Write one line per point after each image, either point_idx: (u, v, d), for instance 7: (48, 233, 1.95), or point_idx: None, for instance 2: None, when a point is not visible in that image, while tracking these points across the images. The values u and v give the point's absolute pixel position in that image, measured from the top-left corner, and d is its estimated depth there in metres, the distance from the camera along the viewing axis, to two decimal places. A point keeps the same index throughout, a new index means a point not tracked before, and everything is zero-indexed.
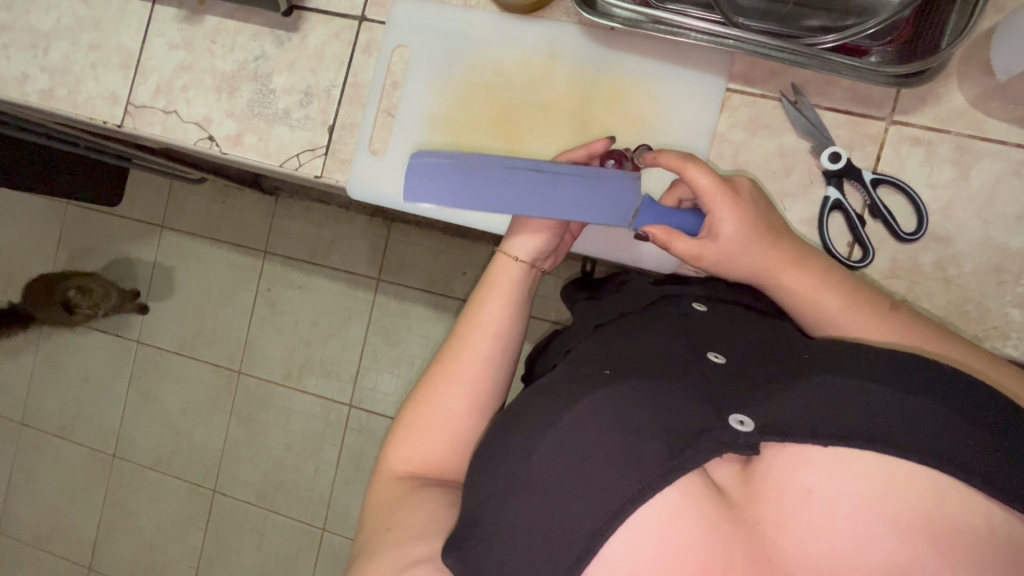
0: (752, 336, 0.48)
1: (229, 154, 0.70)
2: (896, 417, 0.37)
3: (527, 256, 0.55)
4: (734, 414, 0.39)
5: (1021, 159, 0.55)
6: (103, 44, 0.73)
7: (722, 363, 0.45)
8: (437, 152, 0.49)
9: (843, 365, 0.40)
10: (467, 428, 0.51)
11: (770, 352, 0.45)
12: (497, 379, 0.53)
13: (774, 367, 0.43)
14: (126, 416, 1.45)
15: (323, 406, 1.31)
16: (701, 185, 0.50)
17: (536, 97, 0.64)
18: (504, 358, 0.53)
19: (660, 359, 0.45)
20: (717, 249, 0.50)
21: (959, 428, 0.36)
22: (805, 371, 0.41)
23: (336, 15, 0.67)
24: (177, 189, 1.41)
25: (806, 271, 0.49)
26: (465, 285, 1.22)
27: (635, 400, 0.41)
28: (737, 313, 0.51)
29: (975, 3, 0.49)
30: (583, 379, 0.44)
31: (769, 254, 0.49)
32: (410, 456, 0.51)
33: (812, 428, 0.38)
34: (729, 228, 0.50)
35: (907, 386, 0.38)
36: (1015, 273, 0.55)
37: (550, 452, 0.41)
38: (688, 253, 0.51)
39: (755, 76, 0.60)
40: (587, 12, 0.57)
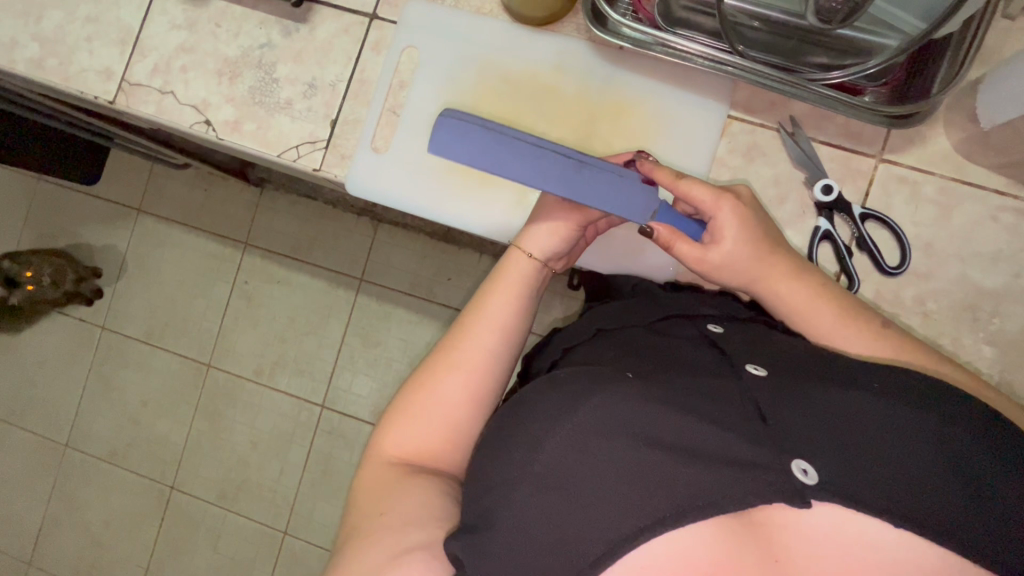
0: (775, 345, 0.47)
1: (226, 140, 0.69)
2: (903, 431, 0.39)
3: (541, 253, 0.55)
4: (798, 461, 0.39)
5: (998, 204, 0.58)
6: (101, 18, 0.71)
7: (763, 375, 0.44)
8: (467, 115, 0.45)
9: (854, 379, 0.43)
10: (463, 417, 0.50)
11: (800, 363, 0.45)
12: (500, 373, 0.52)
13: (813, 380, 0.43)
14: (83, 404, 1.38)
15: (294, 405, 1.28)
16: (700, 195, 0.53)
17: (541, 108, 0.65)
18: (508, 352, 0.53)
19: (693, 367, 0.45)
20: (721, 257, 0.52)
21: (965, 442, 0.39)
22: (837, 384, 0.42)
23: (346, 11, 0.67)
24: (159, 173, 1.37)
25: (831, 304, 0.50)
26: (449, 291, 1.21)
27: (651, 403, 0.41)
28: (756, 330, 0.50)
29: (964, 54, 0.52)
30: (607, 376, 0.44)
31: (768, 266, 0.51)
32: (402, 441, 0.50)
33: (812, 438, 0.39)
34: (732, 234, 0.52)
35: (921, 404, 0.41)
36: (988, 312, 0.58)
37: (563, 443, 0.41)
38: (695, 260, 0.53)
39: (755, 106, 0.62)
40: (598, 28, 0.58)
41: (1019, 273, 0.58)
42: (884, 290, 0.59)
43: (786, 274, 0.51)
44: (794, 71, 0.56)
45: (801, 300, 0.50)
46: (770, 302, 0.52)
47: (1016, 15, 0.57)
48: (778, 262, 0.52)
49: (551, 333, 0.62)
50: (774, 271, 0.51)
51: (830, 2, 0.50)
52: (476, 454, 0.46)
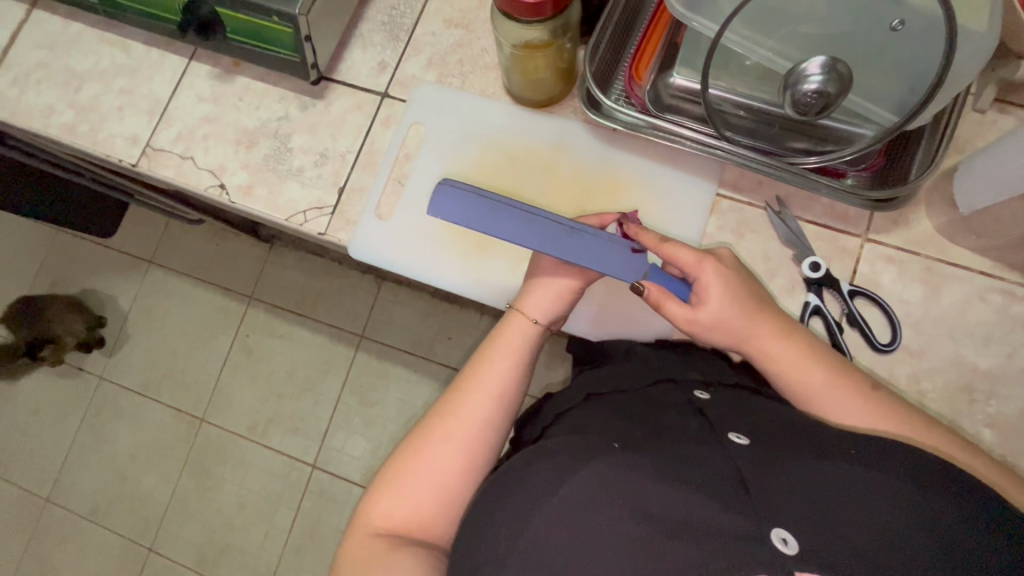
0: (758, 412, 0.47)
1: (238, 203, 0.72)
2: (885, 501, 0.38)
3: (544, 317, 0.56)
4: (776, 529, 0.38)
5: (984, 285, 0.59)
6: (134, 90, 0.77)
7: (746, 444, 0.43)
8: (465, 183, 0.47)
9: (835, 448, 0.42)
10: (456, 488, 0.50)
11: (783, 431, 0.44)
12: (495, 440, 0.52)
13: (793, 447, 0.42)
14: (70, 456, 1.36)
15: (284, 464, 1.25)
16: (685, 257, 0.53)
17: (539, 181, 0.68)
18: (505, 418, 0.52)
19: (680, 435, 0.44)
20: (710, 317, 0.52)
21: (947, 511, 0.38)
22: (817, 452, 0.42)
23: (360, 89, 0.73)
24: (173, 227, 1.41)
25: (822, 370, 0.50)
26: (448, 351, 1.23)
27: (635, 473, 0.41)
28: (744, 398, 0.50)
29: (938, 145, 0.56)
30: (591, 445, 0.44)
31: (756, 324, 0.52)
32: (393, 512, 0.49)
33: (793, 506, 0.38)
34: (718, 294, 0.52)
35: (903, 474, 0.40)
36: (984, 393, 0.57)
37: (546, 516, 0.41)
38: (685, 319, 0.53)
39: (743, 185, 0.64)
40: (593, 112, 0.62)
41: (1012, 354, 0.58)
42: (877, 367, 0.58)
43: (775, 331, 0.52)
44: (777, 155, 0.58)
45: (793, 365, 0.50)
46: (762, 364, 0.52)
47: (986, 109, 0.61)
48: (766, 327, 0.52)
49: (544, 398, 0.61)
50: (757, 333, 0.52)
51: (806, 96, 0.52)
52: (462, 530, 0.45)
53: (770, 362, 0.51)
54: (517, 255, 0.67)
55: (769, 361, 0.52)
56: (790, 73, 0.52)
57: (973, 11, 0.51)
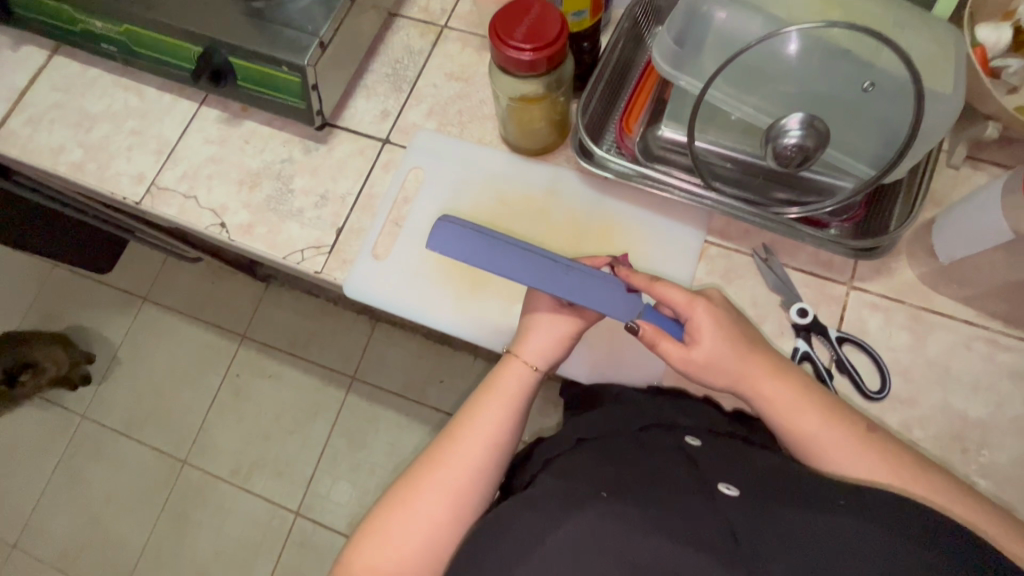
0: (748, 462, 0.47)
1: (237, 241, 0.73)
2: (879, 556, 0.37)
3: (543, 363, 0.55)
4: None
5: (968, 333, 0.60)
6: (144, 131, 0.80)
7: (735, 495, 0.42)
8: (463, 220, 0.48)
9: (825, 501, 0.41)
10: (442, 538, 0.48)
11: (774, 482, 0.44)
12: (486, 490, 0.51)
13: (784, 499, 0.42)
14: (43, 499, 1.30)
15: (266, 511, 1.21)
16: (676, 297, 0.54)
17: (533, 225, 0.70)
18: (496, 468, 0.51)
19: (669, 484, 0.44)
20: (704, 357, 0.53)
21: (940, 565, 0.37)
22: (807, 504, 0.41)
23: (363, 135, 0.76)
24: (169, 264, 1.41)
25: (814, 412, 0.50)
26: (440, 394, 1.22)
27: (623, 524, 0.40)
28: (734, 446, 0.49)
29: (915, 198, 0.58)
30: (579, 495, 0.43)
31: (748, 364, 0.52)
32: (377, 564, 0.47)
33: (784, 562, 0.38)
34: (710, 333, 0.53)
35: (896, 527, 0.39)
36: (976, 442, 0.57)
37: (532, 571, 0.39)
38: (678, 359, 0.53)
39: (730, 233, 0.66)
40: (585, 160, 0.65)
41: (1001, 404, 0.58)
42: (868, 415, 0.58)
43: (768, 372, 0.52)
44: (761, 205, 0.61)
45: (785, 407, 0.51)
46: (753, 403, 0.53)
47: (959, 165, 0.64)
48: (756, 368, 0.52)
49: (535, 443, 0.60)
50: (750, 375, 0.52)
51: (786, 150, 0.55)
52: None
53: (762, 402, 0.52)
54: (510, 297, 0.68)
55: (760, 402, 0.52)
56: (772, 126, 0.55)
57: (938, 76, 0.54)
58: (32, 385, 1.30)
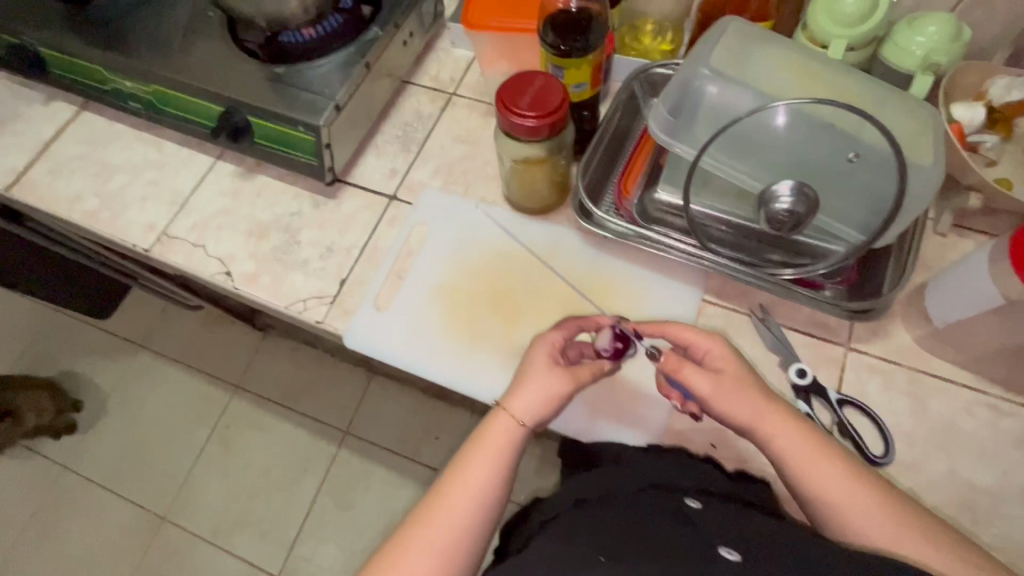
0: (753, 525, 0.45)
1: (241, 290, 0.74)
2: None
3: (530, 421, 0.53)
4: None
5: (968, 398, 0.60)
6: (160, 183, 0.83)
7: (737, 560, 0.41)
8: None
9: (834, 569, 0.40)
10: None
11: (780, 548, 0.42)
12: (478, 552, 0.49)
13: (792, 566, 0.40)
14: (11, 556, 1.23)
15: (246, 574, 1.14)
16: (693, 336, 0.54)
17: (533, 281, 0.71)
18: (485, 529, 0.49)
19: (670, 547, 0.42)
20: (728, 388, 0.51)
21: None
22: (815, 572, 0.39)
23: (371, 191, 0.79)
24: (170, 311, 1.42)
25: (838, 464, 0.48)
26: (435, 451, 1.18)
27: None
28: (735, 510, 0.48)
29: (906, 263, 0.60)
30: (576, 560, 0.41)
31: (772, 406, 0.51)
32: None
33: None
34: (732, 366, 0.52)
35: None
36: (986, 512, 0.55)
37: None
38: (700, 387, 0.52)
39: (726, 293, 0.67)
40: (585, 220, 0.67)
41: (1008, 472, 0.57)
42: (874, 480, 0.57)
43: (790, 417, 0.50)
44: (757, 266, 0.62)
45: (807, 456, 0.48)
46: (770, 450, 0.50)
47: (947, 232, 0.66)
48: (779, 411, 0.51)
49: (532, 504, 0.58)
50: (776, 414, 0.50)
51: (779, 215, 0.57)
52: None
53: (781, 448, 0.50)
54: (509, 351, 0.68)
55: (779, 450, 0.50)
56: (763, 191, 0.58)
57: (919, 149, 0.58)
58: (12, 432, 1.26)
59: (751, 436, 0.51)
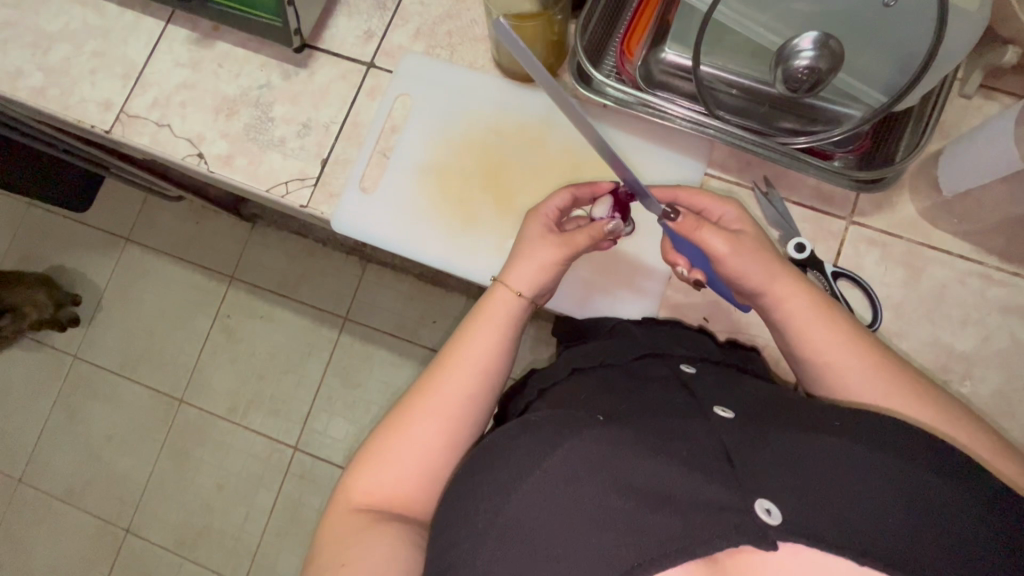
0: (741, 391, 0.47)
1: (217, 173, 0.70)
2: (864, 471, 0.39)
3: (528, 291, 0.53)
4: (762, 500, 0.38)
5: (963, 268, 0.60)
6: (107, 53, 0.74)
7: (731, 417, 0.43)
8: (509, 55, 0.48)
9: (818, 422, 0.42)
10: (437, 462, 0.49)
11: (768, 406, 0.45)
12: (479, 417, 0.51)
13: (780, 421, 0.43)
14: (43, 436, 1.32)
15: (265, 446, 1.24)
16: (710, 202, 0.55)
17: (528, 157, 0.68)
18: (484, 396, 0.51)
19: (664, 408, 0.44)
20: (745, 247, 0.50)
21: (931, 486, 0.38)
22: (800, 424, 0.42)
23: (346, 59, 0.71)
24: (150, 203, 1.36)
25: (840, 327, 0.48)
26: (433, 334, 1.22)
27: (618, 446, 0.41)
28: (727, 375, 0.50)
29: (925, 127, 0.56)
30: (576, 419, 0.43)
31: (783, 270, 0.50)
32: (373, 487, 0.48)
33: (774, 478, 0.39)
34: (747, 228, 0.53)
35: (883, 445, 0.40)
36: (960, 374, 0.58)
37: (528, 491, 0.40)
38: (717, 246, 0.51)
39: (731, 166, 0.64)
40: (583, 87, 0.61)
41: (987, 338, 0.59)
42: None
43: (800, 281, 0.50)
44: (766, 134, 0.58)
45: (812, 319, 0.48)
46: (773, 314, 0.50)
47: (973, 95, 0.61)
48: (789, 275, 0.50)
49: (529, 374, 0.61)
50: (788, 274, 0.50)
51: (799, 72, 0.52)
52: (444, 503, 0.45)
53: (787, 311, 0.49)
54: (504, 231, 0.67)
55: (783, 314, 0.50)
56: (783, 47, 0.52)
57: None
58: (19, 325, 1.27)
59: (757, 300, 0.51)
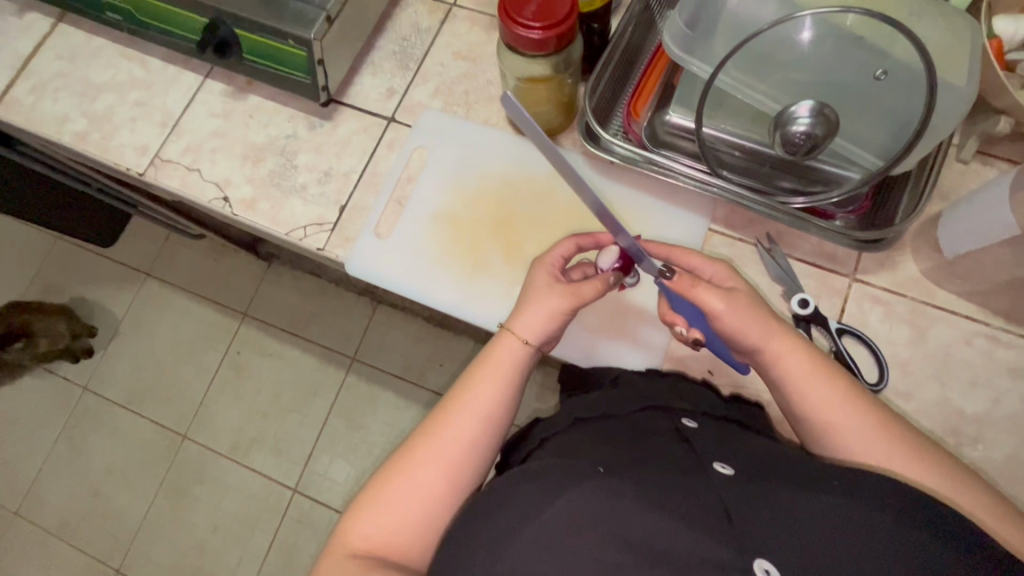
0: (744, 445, 0.47)
1: (240, 216, 0.73)
2: (869, 532, 0.38)
3: (535, 339, 0.54)
4: (761, 561, 0.37)
5: (969, 329, 0.60)
6: (148, 102, 0.79)
7: (730, 474, 0.43)
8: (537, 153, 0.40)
9: (820, 481, 0.42)
10: (436, 509, 0.49)
11: (771, 464, 0.44)
12: (480, 464, 0.51)
13: (784, 481, 0.42)
14: (45, 468, 1.32)
15: (264, 486, 1.22)
16: (697, 261, 0.57)
17: (536, 209, 0.70)
18: (486, 443, 0.51)
19: (666, 462, 0.44)
20: (740, 304, 0.51)
21: (938, 551, 0.37)
22: (803, 484, 0.42)
23: (368, 113, 0.75)
24: (173, 240, 1.41)
25: (838, 385, 0.48)
26: (439, 377, 1.22)
27: (619, 498, 0.40)
28: (730, 432, 0.49)
29: (922, 192, 0.58)
30: (577, 470, 0.43)
31: (780, 327, 0.51)
32: (370, 532, 0.48)
33: (776, 538, 0.38)
34: (740, 285, 0.54)
35: (888, 507, 0.39)
36: (971, 437, 0.57)
37: (526, 541, 0.40)
38: (713, 303, 0.51)
39: (734, 222, 0.66)
40: (591, 145, 0.64)
41: (997, 400, 0.58)
42: None
43: (796, 338, 0.51)
44: (767, 193, 0.60)
45: (810, 377, 0.49)
46: (770, 370, 0.51)
47: (969, 160, 0.63)
48: (785, 332, 0.51)
49: (532, 422, 0.60)
50: (784, 331, 0.51)
51: (796, 136, 0.54)
52: (441, 554, 0.44)
53: (784, 368, 0.50)
54: (511, 279, 0.68)
55: (780, 371, 0.50)
56: (781, 113, 0.55)
57: (950, 67, 0.54)
58: (29, 355, 1.33)
59: (755, 356, 0.52)
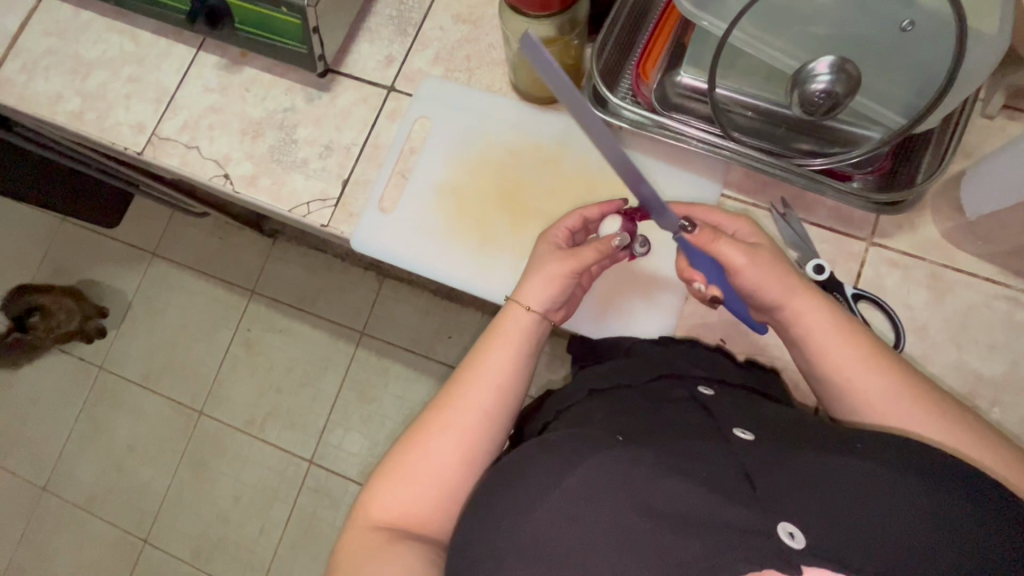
0: (762, 412, 0.47)
1: (242, 193, 0.72)
2: (890, 494, 0.38)
3: (539, 306, 0.54)
4: (784, 524, 0.37)
5: (989, 291, 0.58)
6: (141, 78, 0.77)
7: (750, 440, 0.43)
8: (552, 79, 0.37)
9: (840, 444, 0.41)
10: (453, 480, 0.49)
11: (789, 429, 0.44)
12: (495, 436, 0.51)
13: (803, 445, 0.42)
14: (68, 445, 1.35)
15: (282, 459, 1.25)
16: (722, 218, 0.56)
17: (544, 178, 0.68)
18: (500, 415, 0.51)
19: (683, 430, 0.44)
20: (762, 259, 0.50)
21: (959, 510, 0.37)
22: (822, 447, 0.41)
23: (367, 83, 0.73)
24: (176, 219, 1.40)
25: (859, 344, 0.47)
26: (448, 349, 1.23)
27: (638, 467, 0.40)
28: (747, 398, 0.49)
29: (945, 150, 0.56)
30: (594, 439, 0.43)
31: (802, 284, 0.50)
32: (389, 505, 0.49)
33: (797, 502, 0.38)
34: (764, 241, 0.53)
35: (909, 468, 0.39)
36: (988, 400, 0.57)
37: (547, 510, 0.40)
38: (734, 257, 0.51)
39: (747, 186, 0.64)
40: (599, 110, 0.62)
41: (1016, 362, 0.57)
42: None
43: (818, 296, 0.50)
44: (782, 155, 0.58)
45: (830, 335, 0.48)
46: (788, 328, 0.50)
47: (995, 114, 0.60)
48: (806, 290, 0.50)
49: (545, 394, 0.60)
50: (806, 288, 0.50)
51: (814, 96, 0.52)
52: (459, 525, 0.45)
53: (803, 326, 0.49)
54: (520, 251, 0.67)
55: (799, 329, 0.49)
56: (799, 71, 0.52)
57: (982, 14, 0.51)
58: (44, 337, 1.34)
59: (774, 313, 0.51)
